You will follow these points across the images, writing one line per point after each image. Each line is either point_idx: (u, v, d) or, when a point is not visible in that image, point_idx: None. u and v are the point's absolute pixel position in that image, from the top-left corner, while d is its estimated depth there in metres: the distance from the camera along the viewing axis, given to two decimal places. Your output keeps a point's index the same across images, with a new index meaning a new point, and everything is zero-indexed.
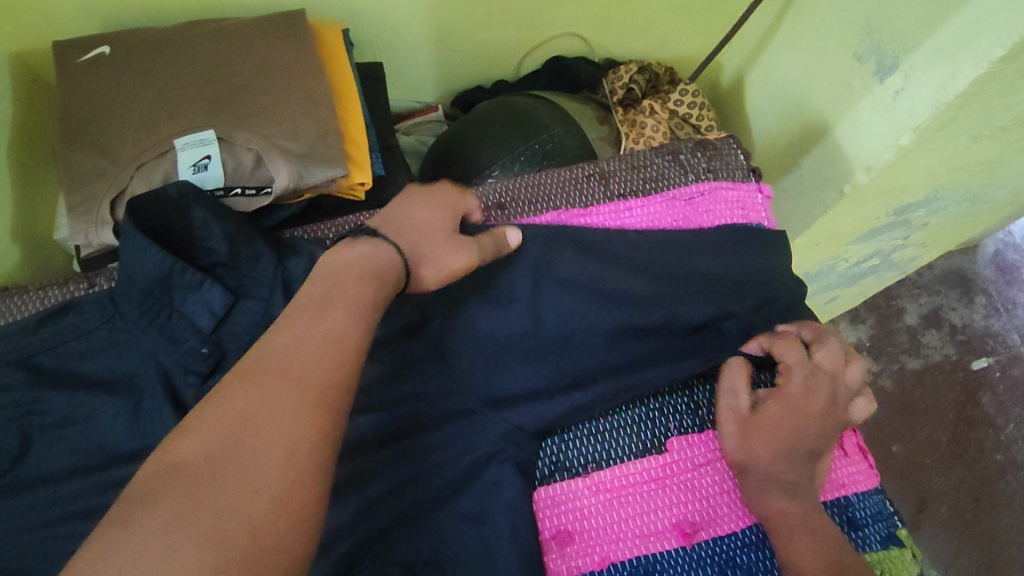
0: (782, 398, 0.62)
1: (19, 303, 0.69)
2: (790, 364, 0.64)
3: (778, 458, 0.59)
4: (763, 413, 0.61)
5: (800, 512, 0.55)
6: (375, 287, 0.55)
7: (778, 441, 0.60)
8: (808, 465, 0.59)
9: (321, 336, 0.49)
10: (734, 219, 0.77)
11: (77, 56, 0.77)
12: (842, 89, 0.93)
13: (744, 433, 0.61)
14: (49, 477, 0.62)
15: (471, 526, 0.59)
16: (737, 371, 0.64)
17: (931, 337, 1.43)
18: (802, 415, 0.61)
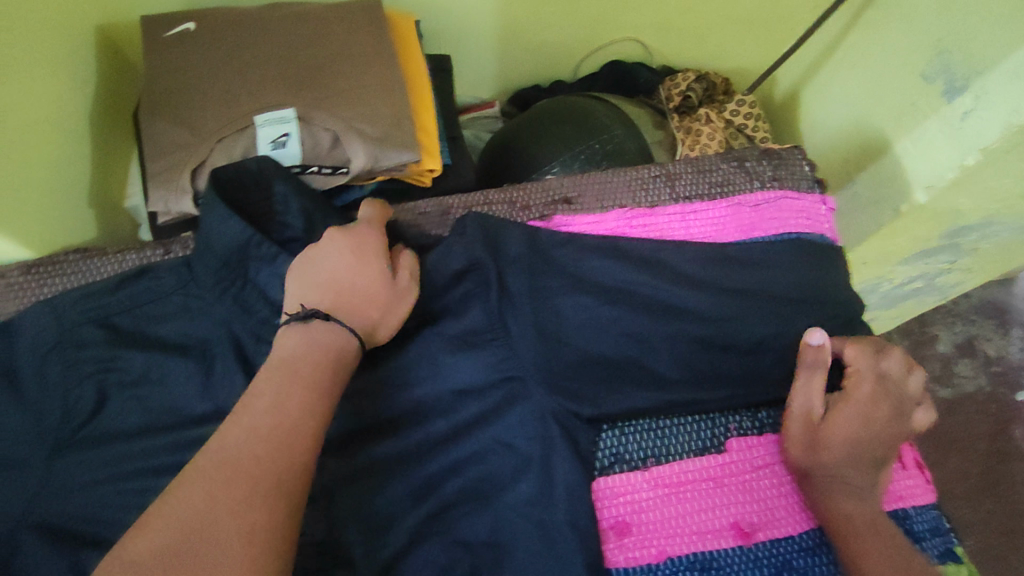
0: (851, 404, 0.63)
1: (99, 265, 0.71)
2: (858, 370, 0.65)
3: (848, 468, 0.61)
4: (835, 420, 0.62)
5: (866, 518, 0.57)
6: (337, 376, 0.53)
7: (848, 450, 0.61)
8: (874, 472, 0.61)
9: (277, 426, 0.48)
10: (800, 229, 0.76)
11: (161, 31, 0.80)
12: (905, 108, 0.93)
13: (816, 439, 0.62)
14: (122, 433, 0.63)
15: (531, 510, 0.59)
16: (815, 372, 0.64)
17: (964, 367, 1.42)
18: (870, 422, 0.63)
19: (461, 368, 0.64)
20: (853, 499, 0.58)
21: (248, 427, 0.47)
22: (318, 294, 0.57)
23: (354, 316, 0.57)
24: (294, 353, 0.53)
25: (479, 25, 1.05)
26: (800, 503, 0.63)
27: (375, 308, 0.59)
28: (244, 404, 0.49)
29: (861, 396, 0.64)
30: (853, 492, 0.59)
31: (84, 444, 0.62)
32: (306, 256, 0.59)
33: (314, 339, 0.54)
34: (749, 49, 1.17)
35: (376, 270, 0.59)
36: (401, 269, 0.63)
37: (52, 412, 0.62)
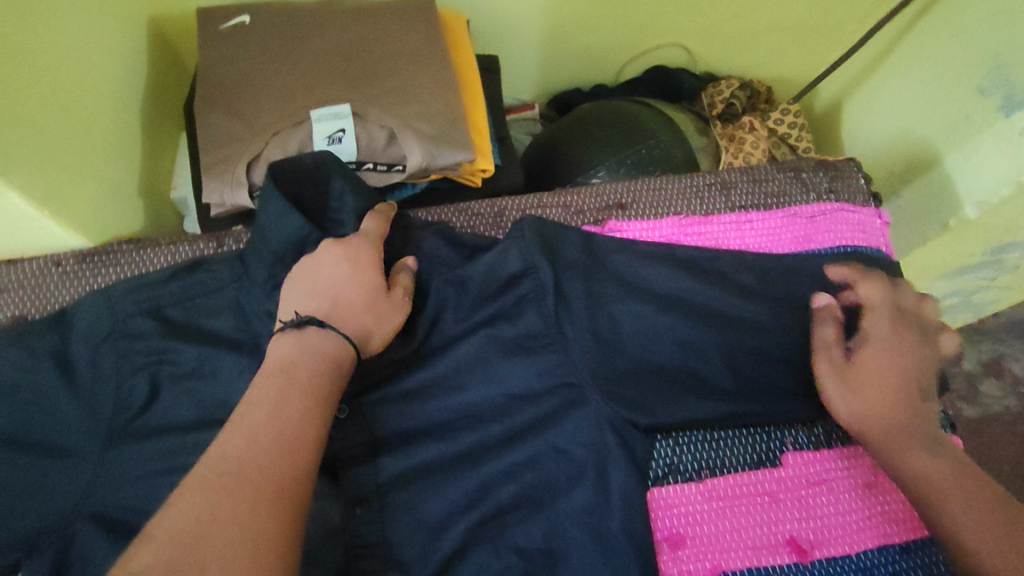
0: (875, 342, 0.61)
1: (151, 257, 0.72)
2: (871, 306, 0.63)
3: (895, 407, 0.57)
4: (863, 362, 0.60)
5: (950, 475, 0.53)
6: (335, 383, 0.52)
7: (886, 390, 0.58)
8: (923, 406, 0.58)
9: (276, 431, 0.46)
10: (858, 241, 0.75)
11: (217, 25, 0.80)
12: (958, 122, 0.90)
13: (853, 386, 0.59)
14: (176, 426, 0.62)
15: (588, 516, 0.58)
16: (828, 324, 0.63)
17: (989, 387, 1.30)
18: (900, 355, 0.60)
19: (518, 372, 0.63)
20: (931, 451, 0.55)
21: (243, 436, 0.45)
22: (314, 300, 0.57)
23: (349, 322, 0.56)
24: (293, 354, 0.52)
25: (526, 27, 1.05)
26: (858, 522, 0.62)
27: (370, 316, 0.58)
28: (239, 413, 0.47)
29: (881, 330, 0.61)
30: (922, 443, 0.55)
31: (138, 435, 0.61)
32: (302, 267, 0.59)
33: (310, 343, 0.53)
34: (794, 58, 1.16)
35: (371, 280, 0.59)
36: (396, 284, 0.62)
37: (105, 402, 0.61)
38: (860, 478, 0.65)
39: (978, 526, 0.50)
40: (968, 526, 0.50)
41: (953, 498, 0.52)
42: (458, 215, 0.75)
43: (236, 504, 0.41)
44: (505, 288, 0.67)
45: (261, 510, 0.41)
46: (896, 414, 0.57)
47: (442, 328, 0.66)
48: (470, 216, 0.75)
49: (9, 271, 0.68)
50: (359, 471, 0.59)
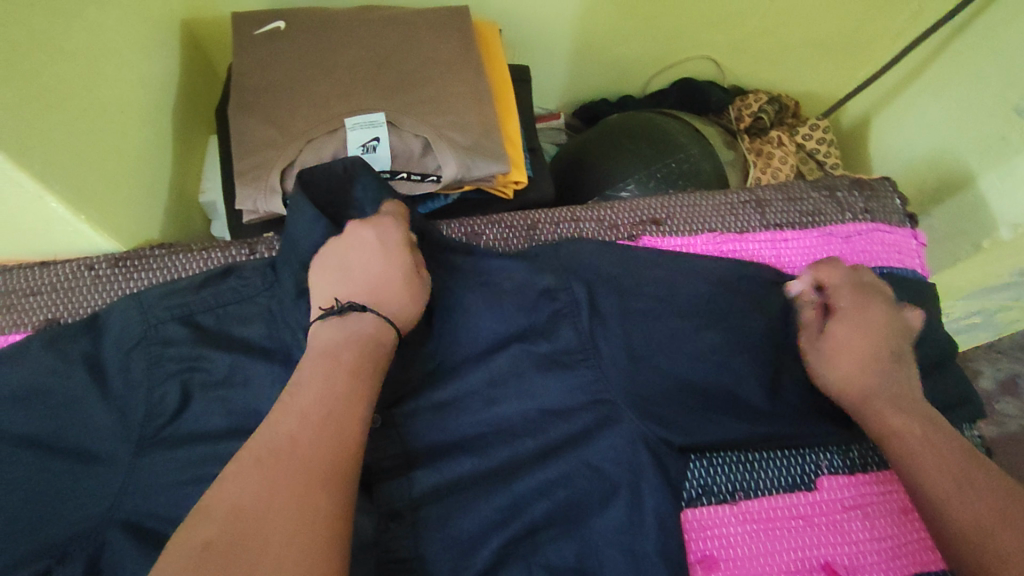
0: (841, 316, 0.63)
1: (184, 262, 0.71)
2: (835, 284, 0.66)
3: (866, 377, 0.60)
4: (833, 338, 0.63)
5: (918, 430, 0.55)
6: (378, 365, 0.51)
7: (856, 362, 0.61)
8: (896, 369, 0.60)
9: (323, 411, 0.45)
10: (893, 262, 0.74)
11: (252, 30, 0.80)
12: (994, 141, 0.89)
13: (828, 363, 0.62)
14: (208, 433, 0.62)
15: (623, 537, 0.58)
16: (808, 309, 0.67)
17: (1006, 405, 1.26)
18: (869, 325, 0.62)
19: (554, 388, 0.63)
20: (899, 410, 0.57)
21: (294, 417, 0.45)
22: (349, 288, 0.56)
23: (387, 304, 0.56)
24: (334, 341, 0.51)
25: (556, 36, 1.05)
26: (894, 549, 0.62)
27: (404, 300, 0.57)
28: (289, 395, 0.47)
29: (845, 306, 0.64)
30: (891, 404, 0.58)
31: (169, 443, 0.61)
32: (332, 255, 0.58)
33: (349, 331, 0.52)
34: (824, 72, 1.16)
35: (399, 260, 0.58)
36: (423, 266, 0.61)
37: (136, 408, 0.61)
38: (895, 504, 0.64)
39: (944, 475, 0.51)
40: (938, 477, 0.51)
41: (920, 454, 0.53)
42: (491, 227, 0.74)
43: (287, 482, 0.40)
44: (537, 301, 0.66)
45: (311, 491, 0.40)
46: (869, 382, 0.59)
47: (474, 342, 0.65)
48: (503, 227, 0.74)
49: (44, 274, 0.68)
50: (394, 484, 0.59)
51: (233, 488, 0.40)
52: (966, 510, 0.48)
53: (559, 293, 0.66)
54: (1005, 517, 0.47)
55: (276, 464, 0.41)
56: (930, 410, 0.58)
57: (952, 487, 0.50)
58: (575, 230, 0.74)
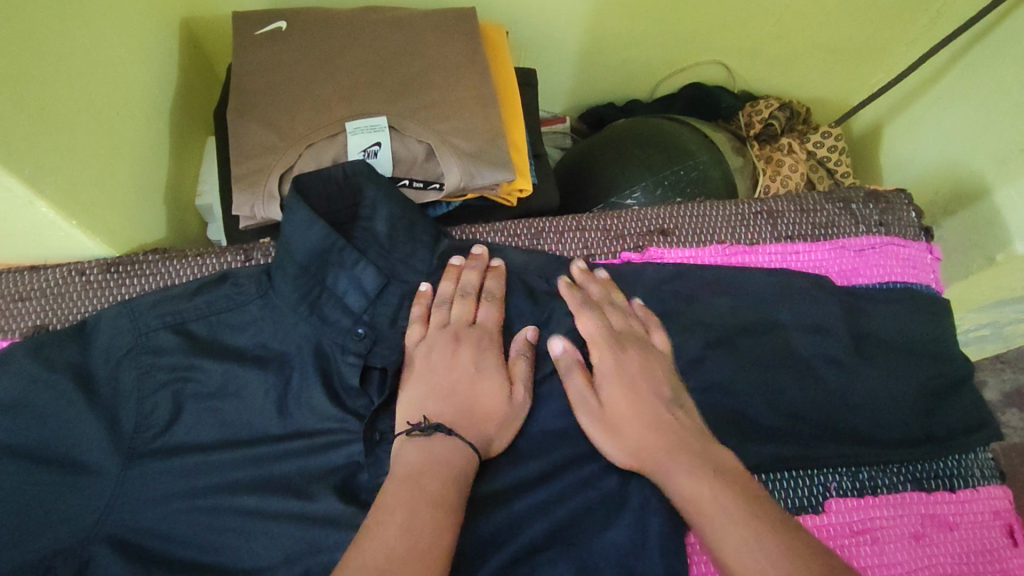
0: (606, 376, 0.58)
1: (178, 269, 0.69)
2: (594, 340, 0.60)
3: (665, 438, 0.53)
4: (608, 400, 0.57)
5: (716, 489, 0.48)
6: (460, 490, 0.50)
7: (650, 424, 0.54)
8: (677, 425, 0.54)
9: (412, 546, 0.43)
10: (906, 278, 0.72)
11: (252, 30, 0.78)
12: (1014, 154, 0.87)
13: (609, 431, 0.55)
14: (199, 446, 0.60)
15: (624, 560, 0.57)
16: (573, 372, 0.59)
17: (1011, 417, 1.20)
18: (632, 381, 0.57)
19: (552, 407, 0.62)
20: (690, 467, 0.50)
21: (382, 547, 0.43)
22: (438, 406, 0.55)
23: (473, 432, 0.55)
24: (419, 465, 0.50)
25: (563, 39, 1.02)
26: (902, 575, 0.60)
27: (490, 423, 0.56)
28: (373, 523, 0.45)
29: (613, 358, 0.58)
30: (685, 465, 0.50)
31: (160, 455, 0.59)
32: (421, 365, 0.59)
33: (436, 450, 0.52)
34: (835, 79, 1.13)
35: (490, 383, 0.58)
36: (519, 380, 0.60)
37: (127, 419, 0.59)
38: (906, 529, 0.62)
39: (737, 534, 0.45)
40: (731, 538, 0.45)
41: (718, 511, 0.47)
42: (493, 234, 0.72)
43: None
44: (538, 312, 0.65)
45: None
46: (661, 444, 0.53)
47: None
48: (506, 235, 0.71)
49: (34, 279, 0.66)
50: None
51: None
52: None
53: (564, 309, 0.66)
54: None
55: None
56: (718, 453, 0.52)
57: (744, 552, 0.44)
58: (581, 240, 0.72)
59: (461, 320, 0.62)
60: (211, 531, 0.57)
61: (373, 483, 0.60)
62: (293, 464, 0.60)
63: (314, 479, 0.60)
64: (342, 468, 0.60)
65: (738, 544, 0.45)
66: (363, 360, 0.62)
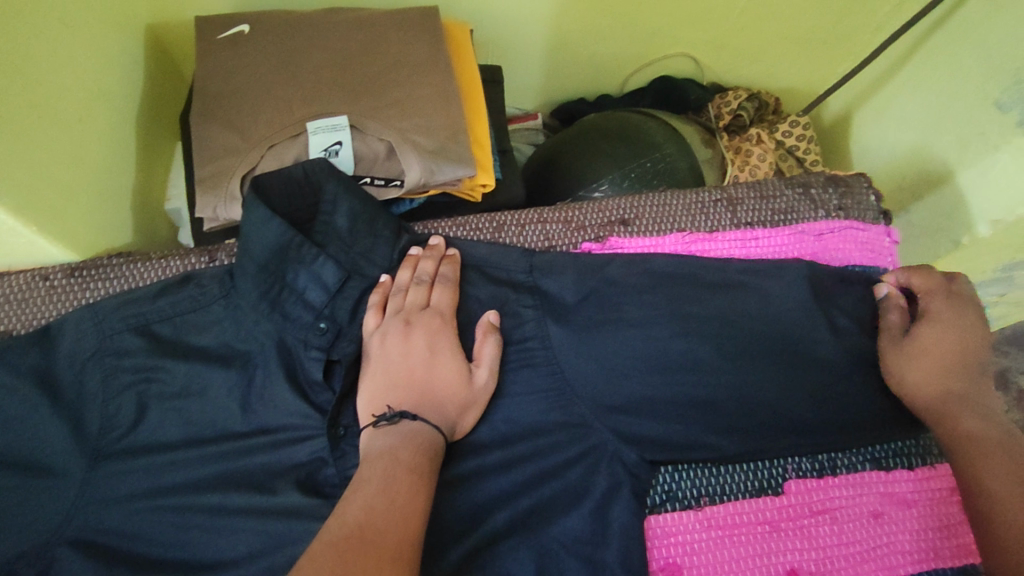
0: (933, 320, 0.64)
1: (142, 271, 0.70)
2: (932, 292, 0.66)
3: (947, 377, 0.61)
4: (923, 336, 0.63)
5: (989, 437, 0.56)
6: (432, 460, 0.53)
7: (939, 360, 0.61)
8: (981, 380, 0.61)
9: (390, 504, 0.47)
10: (863, 261, 0.74)
11: (215, 33, 0.78)
12: (976, 137, 0.87)
13: (915, 358, 0.62)
14: (165, 445, 0.61)
15: (583, 547, 0.59)
16: (894, 311, 0.67)
17: None
18: (956, 331, 0.63)
19: (512, 401, 0.63)
20: (975, 416, 0.58)
21: (360, 505, 0.47)
22: (399, 394, 0.57)
23: (437, 415, 0.57)
24: (390, 444, 0.53)
25: (530, 36, 1.03)
26: (862, 553, 0.61)
27: (452, 406, 0.58)
28: (352, 489, 0.49)
29: (938, 311, 0.65)
30: (959, 407, 0.59)
31: (125, 455, 0.60)
32: (379, 354, 0.60)
33: (403, 434, 0.54)
34: (803, 68, 1.14)
35: (450, 368, 0.59)
36: (483, 362, 0.61)
37: (92, 421, 0.60)
38: (867, 507, 0.64)
39: (1008, 481, 0.53)
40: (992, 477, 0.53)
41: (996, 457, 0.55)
42: (456, 229, 0.72)
43: (363, 558, 0.42)
44: (500, 305, 0.67)
45: (386, 564, 0.42)
46: (947, 381, 0.60)
47: None
48: (467, 229, 0.72)
49: None
50: None
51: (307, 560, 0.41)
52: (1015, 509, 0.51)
53: (525, 302, 0.67)
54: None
55: (360, 538, 0.43)
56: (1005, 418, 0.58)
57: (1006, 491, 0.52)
58: (541, 232, 0.72)
59: (417, 306, 0.63)
60: (180, 528, 0.58)
61: (337, 478, 0.61)
62: (259, 461, 0.61)
63: (278, 476, 0.61)
64: (306, 464, 0.61)
65: (994, 469, 0.54)
66: (326, 354, 0.63)
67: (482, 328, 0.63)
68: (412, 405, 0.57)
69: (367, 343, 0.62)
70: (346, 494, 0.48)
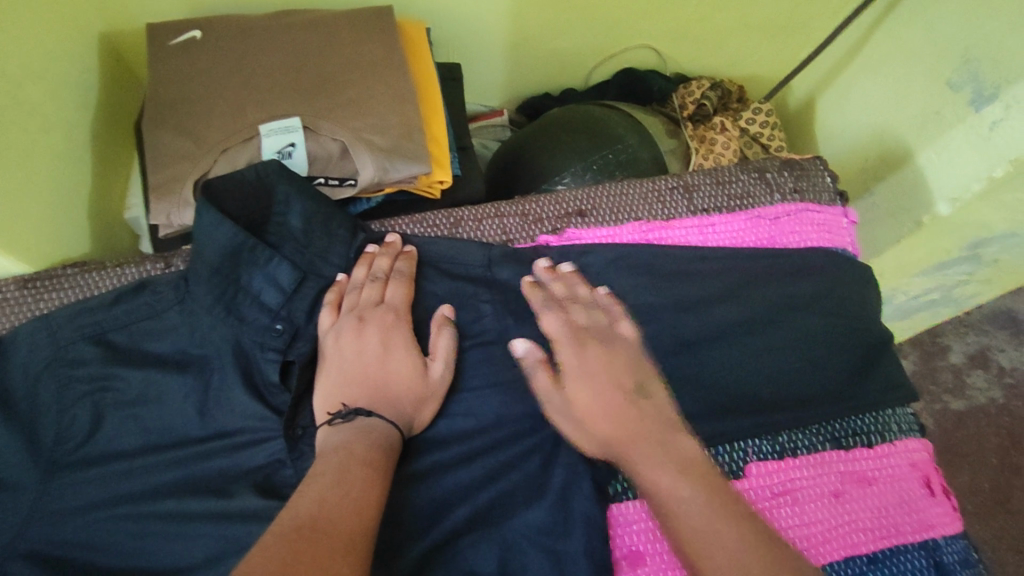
0: (571, 372, 0.57)
1: (97, 280, 0.69)
2: (557, 337, 0.60)
3: (616, 427, 0.53)
4: (574, 395, 0.56)
5: (679, 490, 0.49)
6: (388, 454, 0.53)
7: (597, 408, 0.54)
8: (638, 406, 0.54)
9: (344, 496, 0.47)
10: (821, 242, 0.74)
11: (167, 39, 0.77)
12: (929, 117, 0.88)
13: (579, 425, 0.56)
14: (122, 453, 0.61)
15: (546, 538, 0.59)
16: (539, 369, 0.60)
17: (976, 379, 1.27)
18: (592, 368, 0.57)
19: (473, 396, 0.64)
20: (662, 462, 0.50)
21: (314, 497, 0.46)
22: (353, 391, 0.57)
23: (392, 411, 0.57)
24: (344, 439, 0.53)
25: (490, 32, 1.03)
26: (822, 533, 0.62)
27: (408, 401, 0.58)
28: (306, 483, 0.48)
29: (581, 356, 0.58)
30: (646, 456, 0.51)
31: (82, 465, 0.60)
32: (333, 352, 0.60)
33: (357, 431, 0.54)
34: (765, 55, 1.15)
35: (404, 363, 0.59)
36: (438, 355, 0.61)
37: (46, 432, 0.59)
38: (826, 487, 0.64)
39: (719, 521, 0.47)
40: (710, 548, 0.45)
41: (700, 525, 0.47)
42: (413, 225, 0.72)
43: (316, 549, 0.42)
44: (457, 300, 0.67)
45: (339, 554, 0.42)
46: (625, 431, 0.53)
47: None
48: (425, 225, 0.72)
49: None
50: None
51: (256, 553, 0.41)
52: (723, 566, 0.44)
53: (482, 297, 0.67)
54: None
55: (311, 530, 0.43)
56: (686, 443, 0.52)
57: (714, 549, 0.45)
58: (499, 226, 0.72)
59: (370, 303, 0.63)
60: (137, 536, 0.58)
61: (295, 479, 0.61)
62: (217, 465, 0.61)
63: (237, 479, 0.61)
64: (263, 467, 0.61)
65: (705, 531, 0.46)
66: (282, 356, 0.63)
67: (437, 322, 0.63)
68: (365, 401, 0.56)
69: (320, 342, 0.62)
70: (300, 488, 0.48)
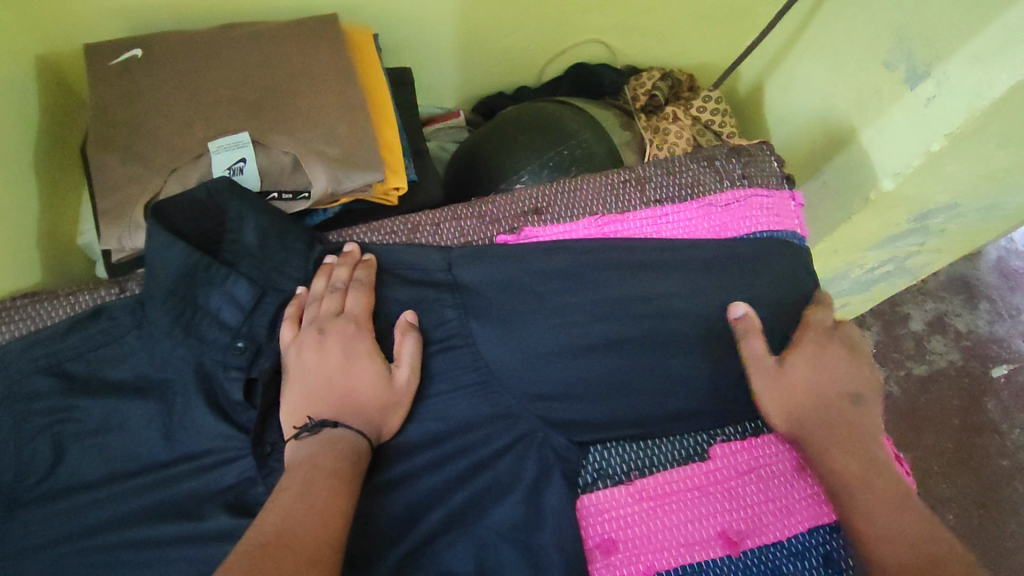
0: (806, 360, 0.63)
1: (48, 310, 0.66)
2: (812, 324, 0.67)
3: (818, 417, 0.61)
4: (797, 376, 0.63)
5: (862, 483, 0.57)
6: (355, 463, 0.54)
7: (817, 400, 0.61)
8: (852, 412, 0.61)
9: (308, 508, 0.47)
10: (771, 226, 0.76)
11: (107, 59, 0.75)
12: (870, 96, 0.90)
13: (786, 398, 0.62)
14: (85, 484, 0.60)
15: (519, 533, 0.60)
16: (753, 336, 0.64)
17: (936, 343, 1.32)
18: (828, 369, 0.63)
19: (439, 400, 0.64)
20: (850, 457, 0.59)
21: (280, 511, 0.47)
22: (318, 403, 0.58)
23: (359, 420, 0.58)
24: (311, 452, 0.53)
25: (439, 35, 1.03)
26: (788, 506, 0.63)
27: (374, 408, 0.59)
28: (273, 498, 0.49)
29: (818, 350, 0.64)
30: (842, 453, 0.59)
31: (46, 499, 0.59)
32: (296, 366, 0.60)
33: (324, 443, 0.54)
34: (712, 43, 1.17)
35: (369, 372, 0.59)
36: (403, 361, 0.62)
37: (7, 469, 0.59)
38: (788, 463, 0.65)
39: (891, 523, 0.55)
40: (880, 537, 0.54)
41: (874, 504, 0.56)
42: (372, 234, 0.72)
43: (280, 563, 0.42)
44: (419, 305, 0.67)
45: (303, 566, 0.43)
46: (817, 420, 0.61)
47: None
48: (383, 234, 0.72)
49: None
50: None
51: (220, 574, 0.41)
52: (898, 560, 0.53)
53: (445, 301, 0.67)
54: (903, 531, 0.54)
55: (279, 545, 0.44)
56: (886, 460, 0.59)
57: (886, 530, 0.55)
58: (457, 229, 0.72)
59: (329, 313, 0.62)
60: (106, 566, 0.58)
61: (266, 496, 0.61)
62: (185, 488, 0.61)
63: (205, 501, 0.60)
64: (233, 487, 0.61)
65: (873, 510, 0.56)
66: (244, 373, 0.62)
67: (399, 328, 0.63)
68: (334, 414, 0.57)
69: (284, 356, 0.62)
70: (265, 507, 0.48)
